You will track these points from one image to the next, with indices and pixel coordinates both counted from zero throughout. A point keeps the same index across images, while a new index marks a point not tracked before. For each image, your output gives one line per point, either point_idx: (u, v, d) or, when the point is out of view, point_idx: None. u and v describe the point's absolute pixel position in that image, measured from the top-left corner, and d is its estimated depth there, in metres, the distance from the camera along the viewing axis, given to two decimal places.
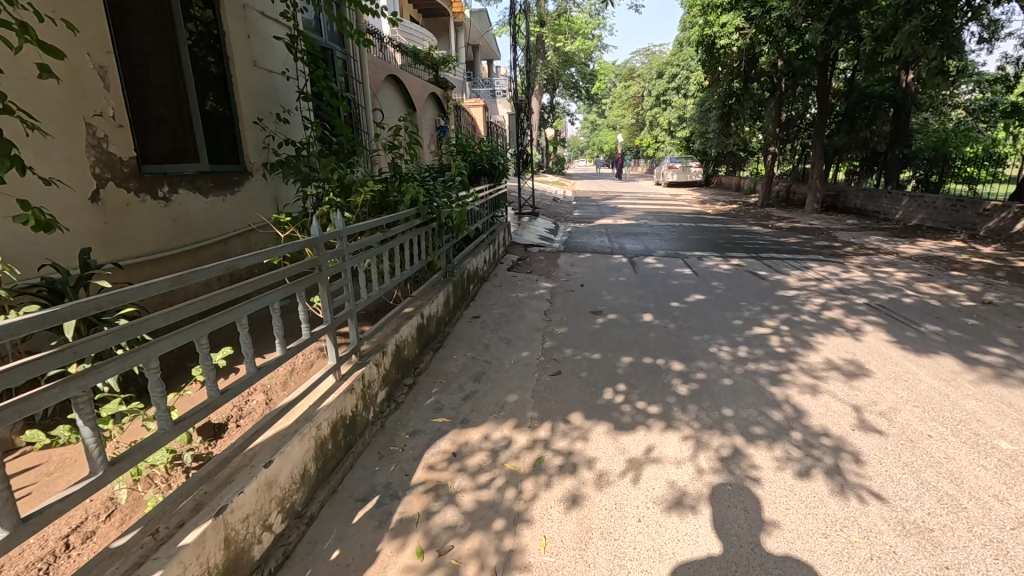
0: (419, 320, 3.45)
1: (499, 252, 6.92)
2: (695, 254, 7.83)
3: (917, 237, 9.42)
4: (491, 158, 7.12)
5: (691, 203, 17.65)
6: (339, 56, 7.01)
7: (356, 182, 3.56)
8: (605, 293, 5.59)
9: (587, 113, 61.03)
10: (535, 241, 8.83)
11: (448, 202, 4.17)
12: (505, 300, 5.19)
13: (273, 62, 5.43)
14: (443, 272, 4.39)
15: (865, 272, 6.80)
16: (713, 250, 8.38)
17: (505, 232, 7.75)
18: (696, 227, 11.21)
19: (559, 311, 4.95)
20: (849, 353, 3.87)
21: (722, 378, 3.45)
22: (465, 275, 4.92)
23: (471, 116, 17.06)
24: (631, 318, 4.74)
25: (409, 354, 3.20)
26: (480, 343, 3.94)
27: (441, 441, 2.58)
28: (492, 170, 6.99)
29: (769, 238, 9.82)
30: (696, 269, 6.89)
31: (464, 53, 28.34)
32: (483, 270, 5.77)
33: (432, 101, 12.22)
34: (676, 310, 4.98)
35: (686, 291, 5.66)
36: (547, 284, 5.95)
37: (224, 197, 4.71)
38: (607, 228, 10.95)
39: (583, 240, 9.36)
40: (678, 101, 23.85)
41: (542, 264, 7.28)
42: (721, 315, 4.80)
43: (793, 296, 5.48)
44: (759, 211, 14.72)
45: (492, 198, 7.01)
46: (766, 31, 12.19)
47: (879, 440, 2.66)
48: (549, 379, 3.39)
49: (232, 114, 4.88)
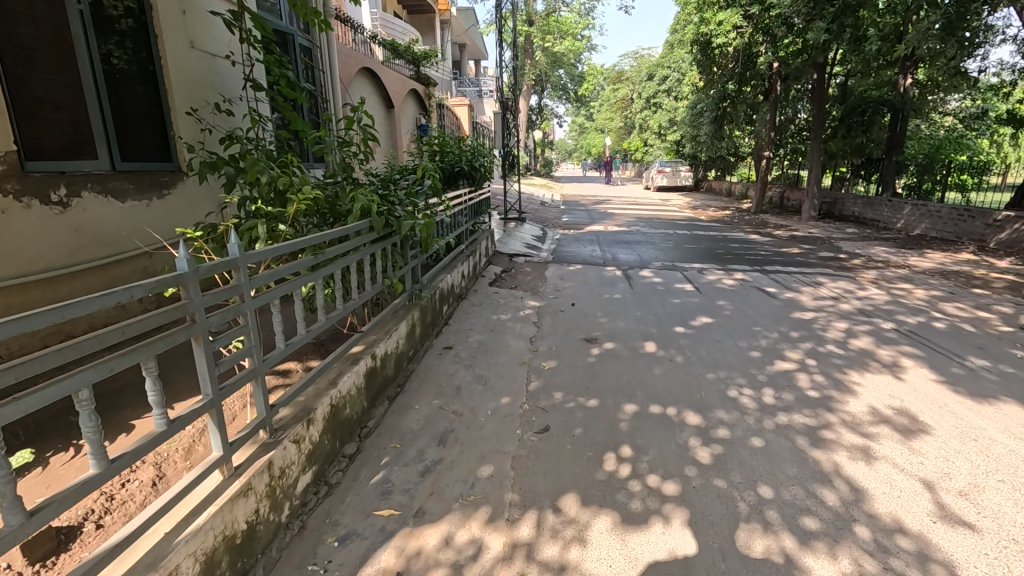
0: (369, 363, 2.70)
1: (479, 264, 6.20)
2: (694, 267, 7.19)
3: (924, 249, 8.91)
4: (471, 159, 6.32)
5: (682, 208, 17.10)
6: (300, 42, 6.23)
7: (292, 186, 2.79)
8: (600, 314, 4.90)
9: (575, 116, 60.59)
10: (521, 250, 8.13)
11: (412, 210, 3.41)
12: (485, 324, 4.47)
13: (214, 43, 4.63)
14: (408, 294, 3.63)
15: (882, 289, 6.21)
16: (713, 261, 7.75)
17: (487, 241, 7.03)
18: (692, 235, 10.60)
19: (547, 338, 4.24)
20: (896, 399, 3.21)
21: (749, 437, 2.77)
22: (437, 296, 4.16)
23: (456, 116, 16.33)
24: (631, 347, 4.04)
25: (351, 413, 2.45)
26: (451, 386, 3.20)
27: (381, 552, 1.84)
28: (472, 174, 6.22)
29: (769, 248, 9.23)
30: (697, 284, 6.22)
31: (451, 51, 27.58)
32: (460, 287, 5.03)
33: (412, 97, 11.43)
34: (682, 337, 4.30)
35: (690, 312, 4.99)
36: (533, 302, 5.24)
37: (148, 202, 3.95)
38: (597, 236, 10.26)
39: (573, 249, 8.66)
40: (669, 104, 23.30)
41: (528, 277, 6.56)
42: (734, 344, 4.13)
43: (812, 320, 4.84)
44: (754, 218, 14.22)
45: (472, 203, 6.27)
46: (764, 30, 11.65)
47: (974, 541, 1.99)
48: (534, 439, 2.68)
49: (160, 100, 4.09)
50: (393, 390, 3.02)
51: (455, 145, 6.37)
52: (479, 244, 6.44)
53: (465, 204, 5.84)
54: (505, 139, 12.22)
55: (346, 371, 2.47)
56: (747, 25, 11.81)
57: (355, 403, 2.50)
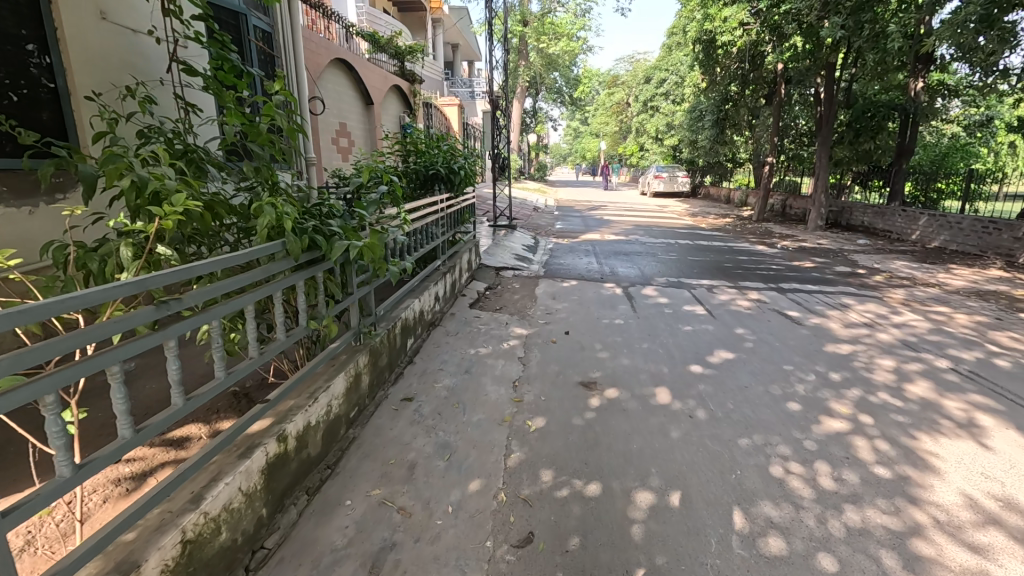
0: (272, 451, 1.87)
1: (459, 282, 5.39)
2: (703, 284, 6.41)
3: (949, 264, 8.20)
4: (449, 160, 5.44)
5: (680, 215, 16.41)
6: (254, 23, 5.40)
7: (171, 191, 1.95)
8: (599, 347, 4.10)
9: (570, 120, 60.04)
10: (509, 262, 7.33)
11: (352, 223, 2.56)
12: (459, 361, 3.64)
13: (132, 14, 3.79)
14: (354, 332, 2.79)
15: (918, 313, 5.45)
16: (723, 277, 6.99)
17: (470, 253, 6.22)
18: (695, 246, 9.84)
19: (535, 381, 3.43)
20: (993, 480, 2.43)
21: (814, 550, 1.97)
22: (397, 330, 3.33)
23: (444, 116, 15.52)
24: (640, 397, 3.23)
25: (228, 538, 1.63)
26: (402, 464, 2.38)
27: None
28: (451, 177, 5.33)
29: (780, 261, 8.47)
30: (710, 306, 5.43)
31: (443, 50, 26.78)
32: (432, 313, 4.22)
33: (394, 94, 10.63)
34: (701, 382, 3.50)
35: (706, 346, 4.19)
36: (520, 330, 4.44)
37: (30, 210, 3.15)
38: (593, 246, 9.46)
39: (567, 262, 7.85)
40: (667, 107, 22.62)
41: (515, 296, 5.74)
42: (765, 393, 3.34)
43: (851, 355, 4.07)
44: (756, 226, 13.53)
45: (451, 212, 5.45)
46: (772, 28, 10.96)
47: None
48: (511, 560, 1.86)
49: (52, 82, 3.25)
50: (316, 478, 2.18)
51: (431, 145, 5.52)
52: (456, 258, 5.60)
53: (440, 213, 5.02)
54: (495, 140, 11.42)
55: (228, 471, 1.66)
56: (755, 21, 11.11)
57: (243, 516, 1.70)
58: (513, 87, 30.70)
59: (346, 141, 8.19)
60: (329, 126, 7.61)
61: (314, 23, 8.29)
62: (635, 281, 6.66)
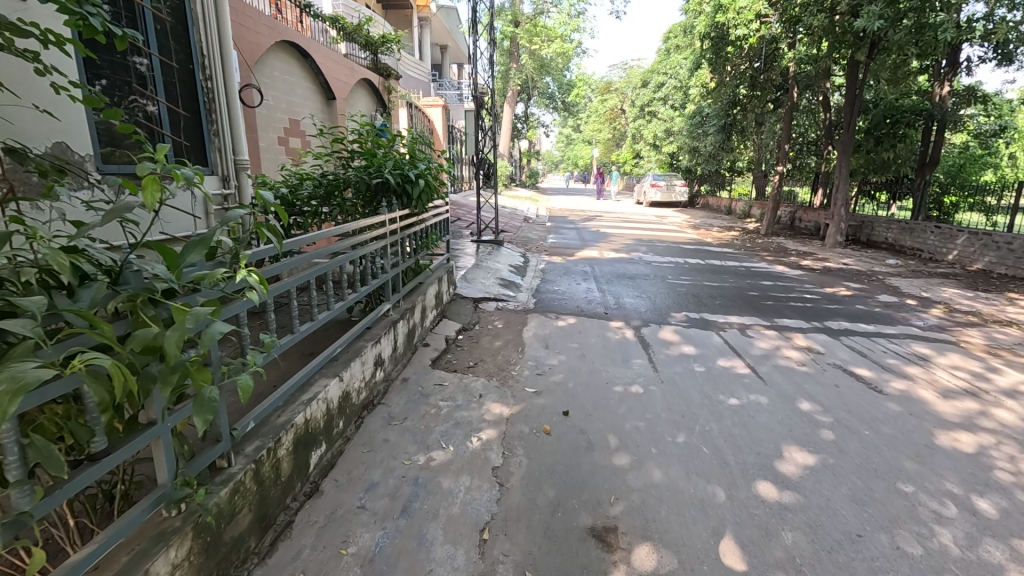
0: None
1: (419, 329, 4.00)
2: (734, 324, 5.14)
3: (1009, 293, 7.00)
4: (405, 164, 3.91)
5: (682, 228, 15.21)
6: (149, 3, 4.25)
7: None
8: (615, 444, 2.76)
9: (562, 126, 59.09)
10: (491, 290, 6.00)
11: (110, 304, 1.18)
12: (396, 486, 2.27)
13: None
14: (164, 498, 1.44)
15: (1017, 368, 4.21)
16: (754, 312, 5.71)
17: (442, 283, 4.90)
18: (707, 267, 8.59)
19: (518, 528, 2.08)
20: None
21: None
22: (286, 450, 2.00)
23: (426, 118, 14.19)
24: (695, 571, 1.89)
25: None
26: None
27: None
28: (406, 189, 3.82)
29: (811, 288, 7.24)
30: (752, 361, 4.12)
31: (431, 51, 25.54)
32: (365, 391, 2.85)
33: (365, 89, 9.27)
34: (785, 525, 2.17)
35: (768, 440, 2.87)
36: (499, 410, 3.10)
37: None
38: (591, 267, 8.14)
39: (562, 289, 6.55)
40: (666, 112, 21.47)
41: (496, 344, 4.38)
42: (897, 552, 2.02)
43: (983, 455, 2.77)
44: (767, 242, 12.37)
45: (406, 232, 4.01)
46: (792, 21, 9.88)
47: None
48: None
49: None
50: None
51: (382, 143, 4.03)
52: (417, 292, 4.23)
53: (387, 237, 3.64)
54: (481, 143, 10.09)
55: None
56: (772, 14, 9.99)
57: None
58: (504, 91, 29.53)
59: (298, 141, 6.86)
60: (274, 122, 6.26)
61: (280, 12, 7.20)
62: (647, 317, 5.34)
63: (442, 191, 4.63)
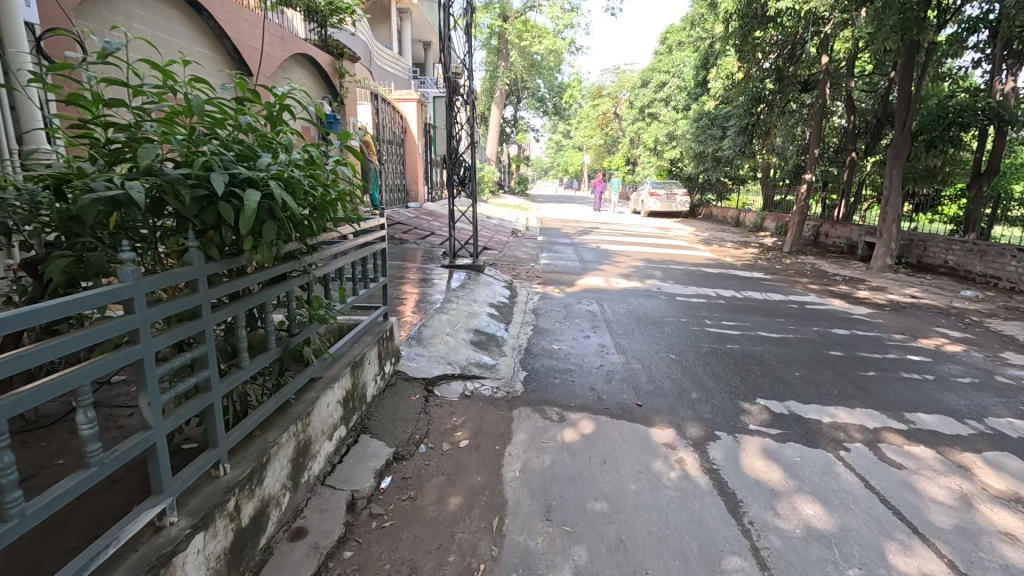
0: None
1: (273, 510, 1.86)
2: (848, 432, 3.13)
3: None
4: (229, 158, 1.59)
5: (691, 244, 13.29)
6: None
7: None
8: None
9: (551, 133, 57.53)
10: (458, 357, 3.92)
11: None
12: None
13: None
14: None
15: None
16: (862, 396, 3.71)
17: (362, 372, 2.82)
18: (747, 304, 6.59)
19: None
20: None
21: None
22: None
23: (398, 115, 12.10)
24: None
25: None
26: None
27: None
28: (229, 219, 1.52)
29: (903, 341, 5.25)
30: (957, 557, 2.07)
31: (412, 45, 23.37)
32: None
33: (305, 69, 7.18)
34: None
35: None
36: None
37: None
38: (600, 306, 6.07)
39: (562, 347, 4.51)
40: (667, 114, 19.63)
41: (449, 508, 2.28)
42: None
43: None
44: (797, 264, 10.42)
45: (252, 284, 1.81)
46: None
47: None
48: None
49: None
50: None
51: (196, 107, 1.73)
52: (292, 414, 2.10)
53: (199, 295, 1.52)
54: (458, 143, 8.06)
55: None
56: None
57: None
58: (492, 92, 27.48)
59: None
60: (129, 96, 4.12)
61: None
62: (705, 415, 3.29)
63: (348, 201, 2.35)
